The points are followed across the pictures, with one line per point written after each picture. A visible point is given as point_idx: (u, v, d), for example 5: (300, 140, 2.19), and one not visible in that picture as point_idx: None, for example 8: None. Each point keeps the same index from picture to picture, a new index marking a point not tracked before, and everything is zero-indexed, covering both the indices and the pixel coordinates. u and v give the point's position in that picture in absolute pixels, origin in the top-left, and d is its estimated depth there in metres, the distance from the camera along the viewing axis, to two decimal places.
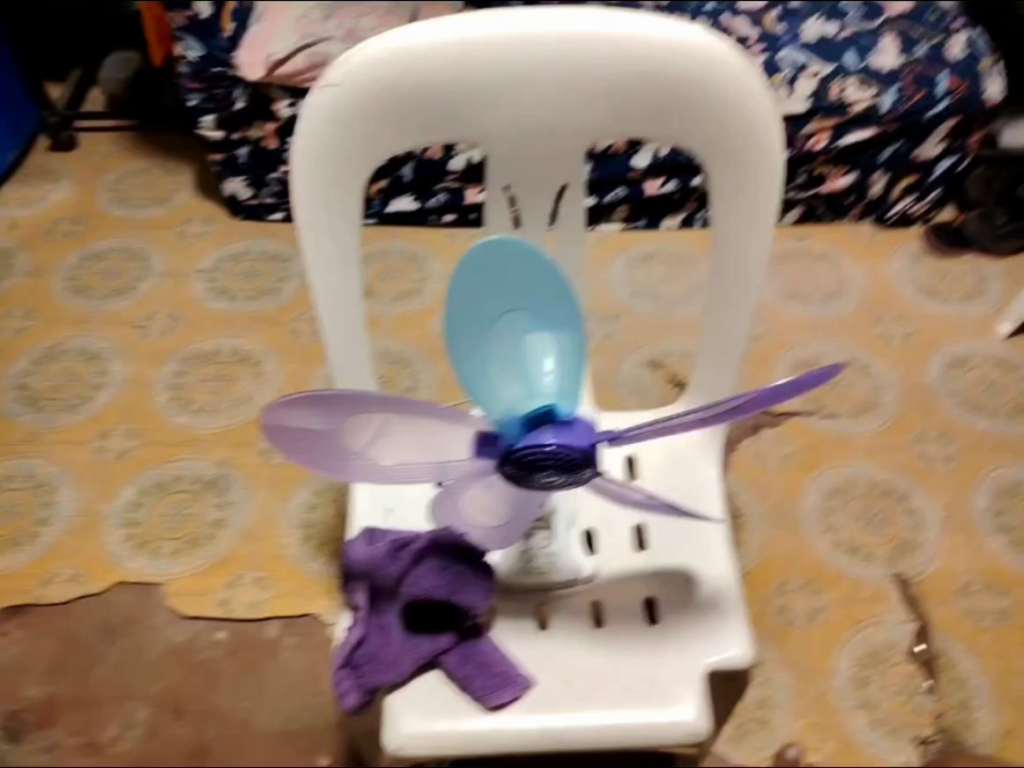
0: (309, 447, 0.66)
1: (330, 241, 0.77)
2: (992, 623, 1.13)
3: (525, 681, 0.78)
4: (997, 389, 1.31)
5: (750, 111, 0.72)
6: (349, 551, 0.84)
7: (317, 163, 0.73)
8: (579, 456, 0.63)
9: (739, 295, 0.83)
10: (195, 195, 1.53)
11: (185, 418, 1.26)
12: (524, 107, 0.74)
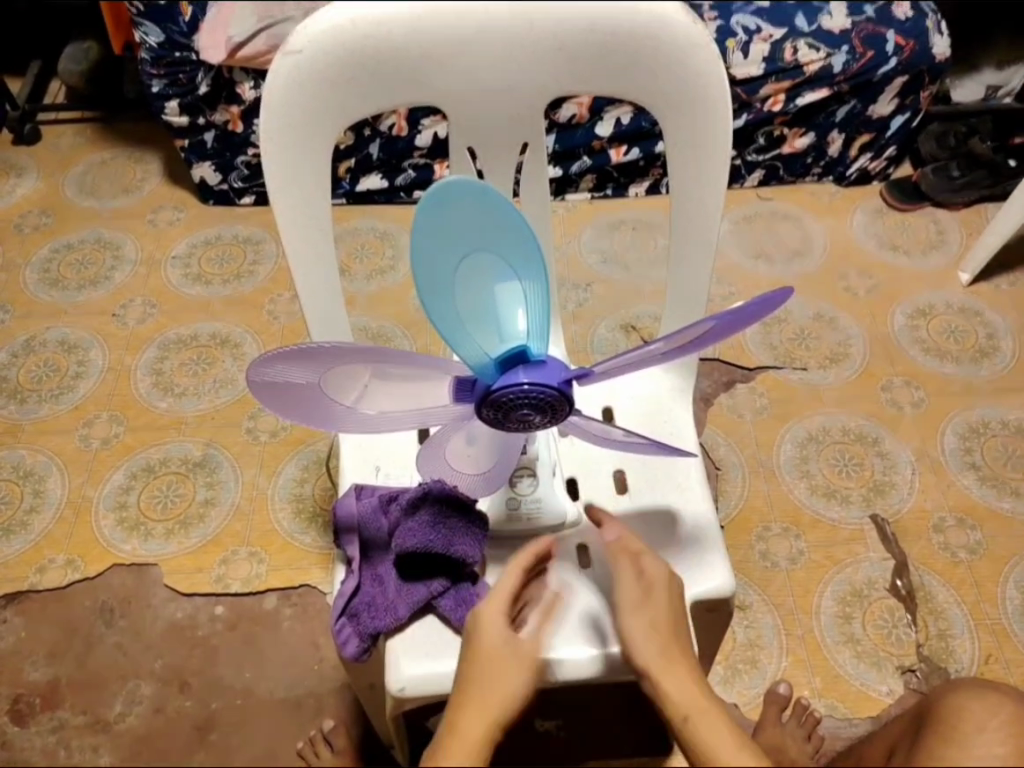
0: (291, 397, 0.67)
1: (294, 211, 0.71)
2: (966, 555, 1.18)
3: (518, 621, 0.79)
4: (959, 336, 1.37)
5: (702, 70, 0.66)
6: (338, 505, 0.84)
7: (279, 136, 0.67)
8: (551, 395, 0.63)
9: (697, 249, 0.78)
10: (164, 182, 1.57)
11: (168, 402, 1.32)
12: (478, 71, 0.68)
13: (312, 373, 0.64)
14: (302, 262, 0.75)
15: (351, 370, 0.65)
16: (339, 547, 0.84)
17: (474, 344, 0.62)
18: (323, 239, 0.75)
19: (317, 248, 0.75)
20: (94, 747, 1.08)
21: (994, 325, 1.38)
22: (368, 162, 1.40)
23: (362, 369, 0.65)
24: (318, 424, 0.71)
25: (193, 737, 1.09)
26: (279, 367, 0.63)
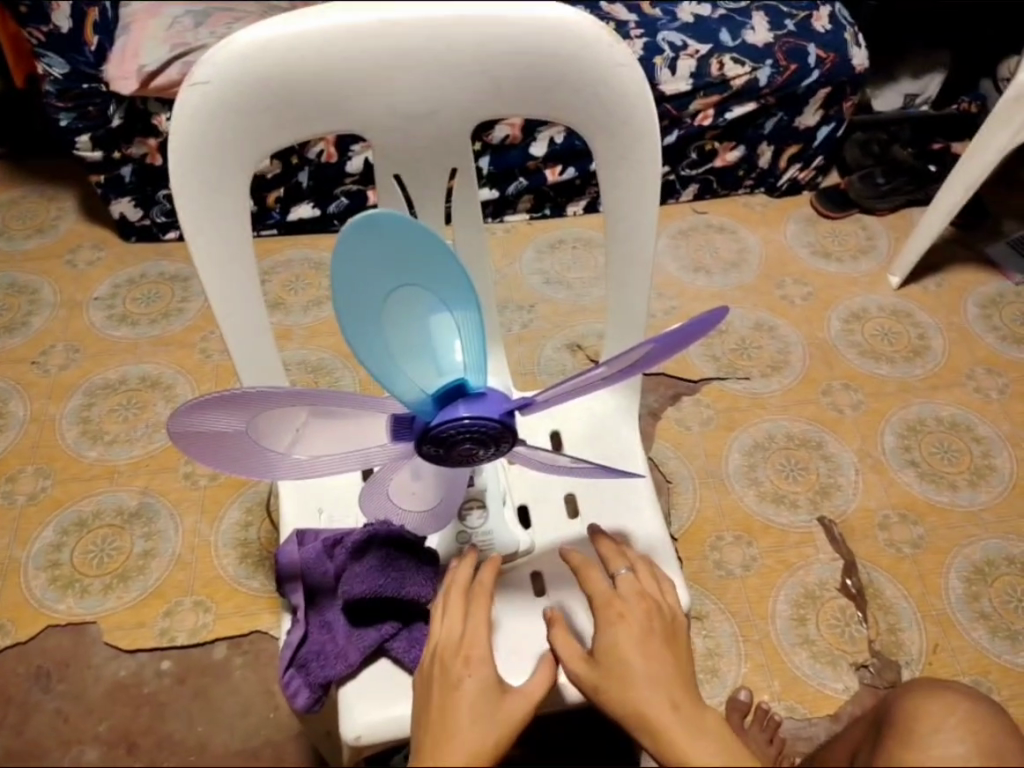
0: (220, 447, 0.63)
1: (213, 251, 0.69)
2: (911, 550, 1.21)
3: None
4: (891, 337, 1.41)
5: (623, 87, 0.66)
6: (280, 553, 0.81)
7: (192, 173, 0.64)
8: (492, 429, 0.61)
9: (632, 267, 0.77)
10: (83, 220, 1.50)
11: (98, 450, 1.26)
12: (399, 95, 0.66)
13: (242, 419, 0.61)
14: (225, 303, 0.72)
15: (284, 414, 0.62)
16: (284, 594, 0.81)
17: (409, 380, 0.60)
18: (247, 280, 0.72)
19: (240, 289, 0.72)
20: None
21: (924, 324, 1.42)
22: (298, 191, 1.37)
23: (296, 414, 0.63)
24: (251, 474, 0.67)
25: None
26: (205, 416, 0.60)
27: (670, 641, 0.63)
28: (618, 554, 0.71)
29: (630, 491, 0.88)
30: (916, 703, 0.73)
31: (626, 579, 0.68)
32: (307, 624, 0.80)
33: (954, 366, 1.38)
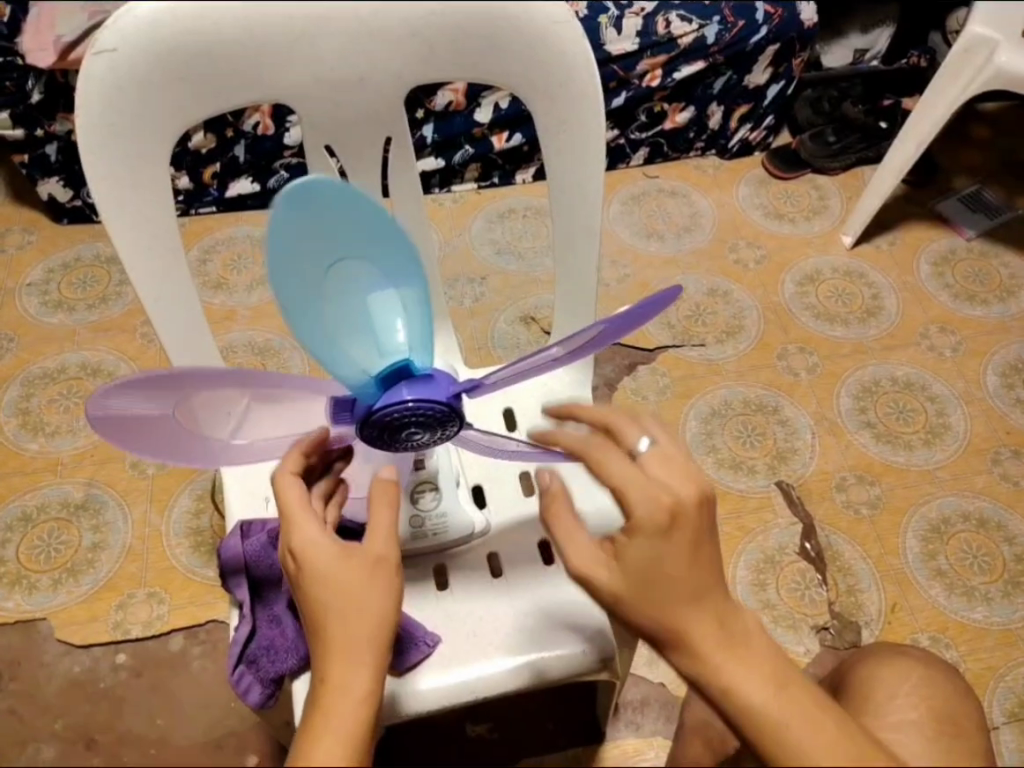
0: (147, 433, 0.57)
1: (132, 231, 0.65)
2: (867, 511, 1.22)
3: (430, 640, 0.77)
4: (846, 298, 1.40)
5: (563, 47, 0.63)
6: (222, 549, 0.79)
7: (104, 148, 0.60)
8: (440, 412, 0.59)
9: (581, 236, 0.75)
10: (10, 202, 1.43)
11: (39, 443, 1.22)
12: (325, 61, 0.63)
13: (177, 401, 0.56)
14: (149, 290, 0.68)
15: (225, 400, 0.58)
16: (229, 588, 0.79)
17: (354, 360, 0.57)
18: (173, 261, 0.68)
19: (167, 270, 0.68)
20: None
21: (878, 284, 1.42)
22: (235, 165, 1.32)
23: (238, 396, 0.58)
24: (179, 462, 0.61)
25: None
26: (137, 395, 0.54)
27: (702, 530, 0.54)
28: (633, 422, 0.58)
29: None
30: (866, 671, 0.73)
31: (654, 458, 0.55)
32: (255, 618, 0.78)
33: (908, 326, 1.38)
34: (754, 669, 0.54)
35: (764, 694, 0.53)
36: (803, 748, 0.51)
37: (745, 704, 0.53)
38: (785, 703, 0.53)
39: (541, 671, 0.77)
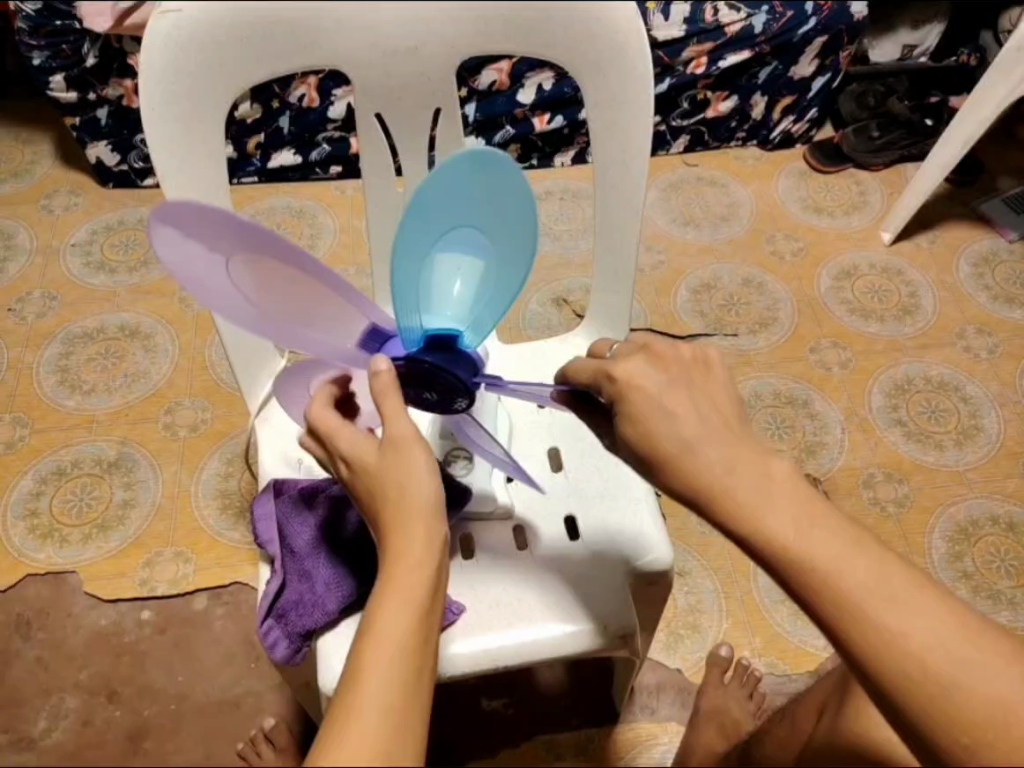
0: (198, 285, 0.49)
1: (186, 193, 0.65)
2: (897, 509, 1.21)
3: (455, 608, 0.77)
4: (883, 296, 1.39)
5: (614, 21, 0.63)
6: (256, 506, 0.80)
7: (166, 113, 0.61)
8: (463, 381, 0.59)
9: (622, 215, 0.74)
10: (58, 165, 1.46)
11: (76, 400, 1.25)
12: (381, 27, 0.63)
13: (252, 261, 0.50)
14: None
15: (291, 292, 0.53)
16: (259, 540, 0.79)
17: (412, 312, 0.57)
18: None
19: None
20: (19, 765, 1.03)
21: (915, 283, 1.40)
22: (279, 136, 1.34)
23: (304, 293, 0.54)
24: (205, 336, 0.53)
25: (126, 747, 1.04)
26: (220, 225, 0.47)
27: (716, 394, 0.55)
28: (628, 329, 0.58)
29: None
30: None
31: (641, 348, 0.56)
32: (284, 572, 0.78)
33: (944, 326, 1.37)
34: (792, 512, 0.50)
35: (804, 538, 0.50)
36: (851, 580, 0.49)
37: (792, 564, 0.50)
38: (820, 536, 0.50)
39: (564, 643, 0.77)
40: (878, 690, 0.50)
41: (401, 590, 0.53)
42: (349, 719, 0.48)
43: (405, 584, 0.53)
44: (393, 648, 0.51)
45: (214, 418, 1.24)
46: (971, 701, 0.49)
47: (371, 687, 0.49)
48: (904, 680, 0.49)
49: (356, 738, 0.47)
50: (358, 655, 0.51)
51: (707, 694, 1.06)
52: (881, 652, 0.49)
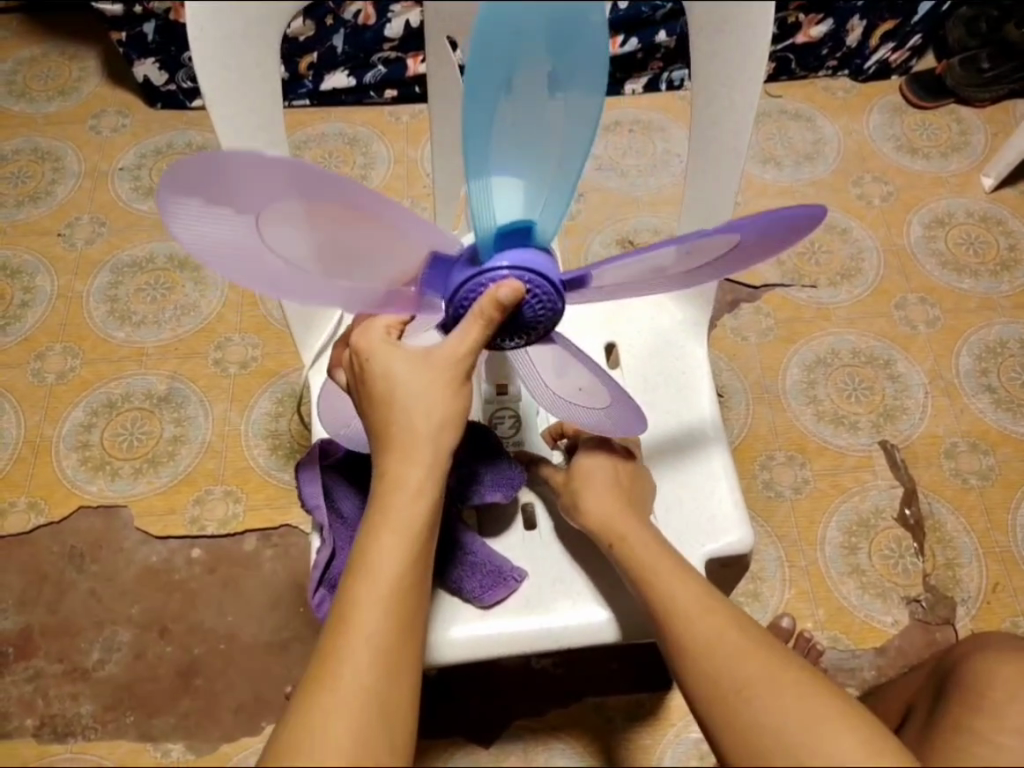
0: (231, 237, 0.50)
1: (238, 114, 0.58)
2: (978, 482, 1.14)
3: (517, 576, 0.73)
4: (978, 248, 1.28)
5: None
6: (302, 465, 0.76)
7: (214, 28, 0.54)
8: (548, 296, 0.56)
9: (720, 155, 0.65)
10: (106, 83, 1.40)
11: (126, 332, 1.22)
12: None
13: (300, 206, 0.49)
14: None
15: (343, 239, 0.52)
16: (306, 505, 0.74)
17: (480, 200, 0.53)
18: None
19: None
20: (73, 696, 1.04)
21: (1016, 234, 1.29)
22: (332, 57, 1.26)
23: (361, 241, 0.53)
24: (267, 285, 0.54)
25: (177, 684, 1.05)
26: (255, 173, 0.46)
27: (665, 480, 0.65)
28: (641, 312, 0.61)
29: (696, 428, 0.80)
30: (984, 666, 0.76)
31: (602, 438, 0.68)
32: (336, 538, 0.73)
33: None
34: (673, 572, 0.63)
35: (666, 584, 0.62)
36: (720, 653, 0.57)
37: (648, 592, 0.63)
38: (675, 585, 0.62)
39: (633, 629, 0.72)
40: (698, 709, 0.58)
41: (393, 525, 0.56)
42: (343, 662, 0.52)
43: (394, 521, 0.56)
44: (384, 593, 0.54)
45: (264, 356, 1.21)
46: (763, 729, 0.53)
47: (361, 630, 0.53)
48: (708, 703, 0.57)
49: (349, 687, 0.51)
50: (351, 589, 0.55)
51: None
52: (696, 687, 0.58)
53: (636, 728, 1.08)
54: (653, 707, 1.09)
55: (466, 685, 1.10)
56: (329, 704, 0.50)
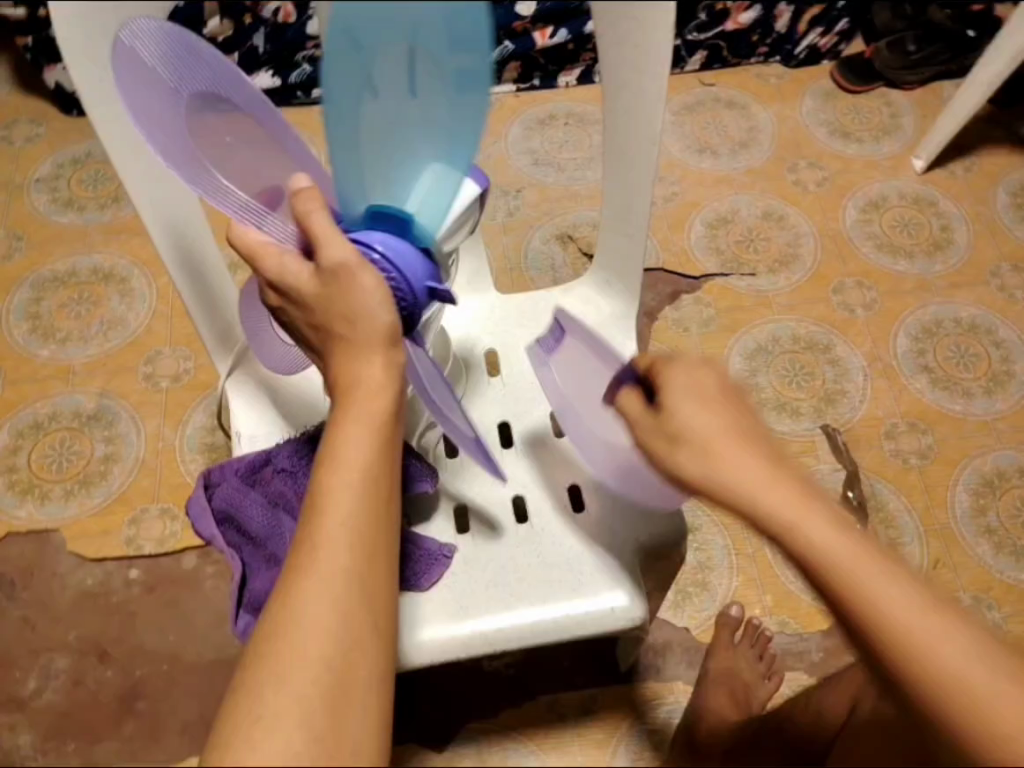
0: (143, 77, 0.47)
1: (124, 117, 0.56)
2: (918, 461, 1.14)
3: (447, 553, 0.73)
4: (912, 229, 1.29)
5: None
6: (192, 506, 0.76)
7: (86, 29, 0.51)
8: (403, 289, 0.54)
9: (633, 146, 0.65)
10: (19, 90, 1.34)
11: (51, 349, 1.18)
12: None
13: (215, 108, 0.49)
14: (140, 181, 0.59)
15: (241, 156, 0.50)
16: (205, 538, 0.76)
17: (349, 192, 0.52)
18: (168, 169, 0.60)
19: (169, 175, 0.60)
20: (11, 728, 1.01)
21: (949, 214, 1.30)
22: (254, 57, 1.24)
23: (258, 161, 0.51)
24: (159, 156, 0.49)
25: (118, 709, 1.02)
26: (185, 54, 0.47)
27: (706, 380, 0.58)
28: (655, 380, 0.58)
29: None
30: None
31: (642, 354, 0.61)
32: (247, 561, 0.74)
33: (978, 262, 1.27)
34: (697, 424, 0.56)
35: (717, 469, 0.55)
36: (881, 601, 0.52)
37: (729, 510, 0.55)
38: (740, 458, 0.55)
39: (573, 625, 0.71)
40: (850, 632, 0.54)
41: (341, 476, 0.50)
42: (311, 570, 0.47)
43: (360, 413, 0.52)
44: (360, 480, 0.50)
45: (197, 368, 1.17)
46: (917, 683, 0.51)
47: (336, 521, 0.49)
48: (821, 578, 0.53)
49: (325, 574, 0.47)
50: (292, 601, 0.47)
51: (716, 655, 1.06)
52: (771, 512, 0.54)
53: (590, 724, 1.08)
54: (605, 702, 1.09)
55: (419, 697, 1.09)
56: (302, 604, 0.46)
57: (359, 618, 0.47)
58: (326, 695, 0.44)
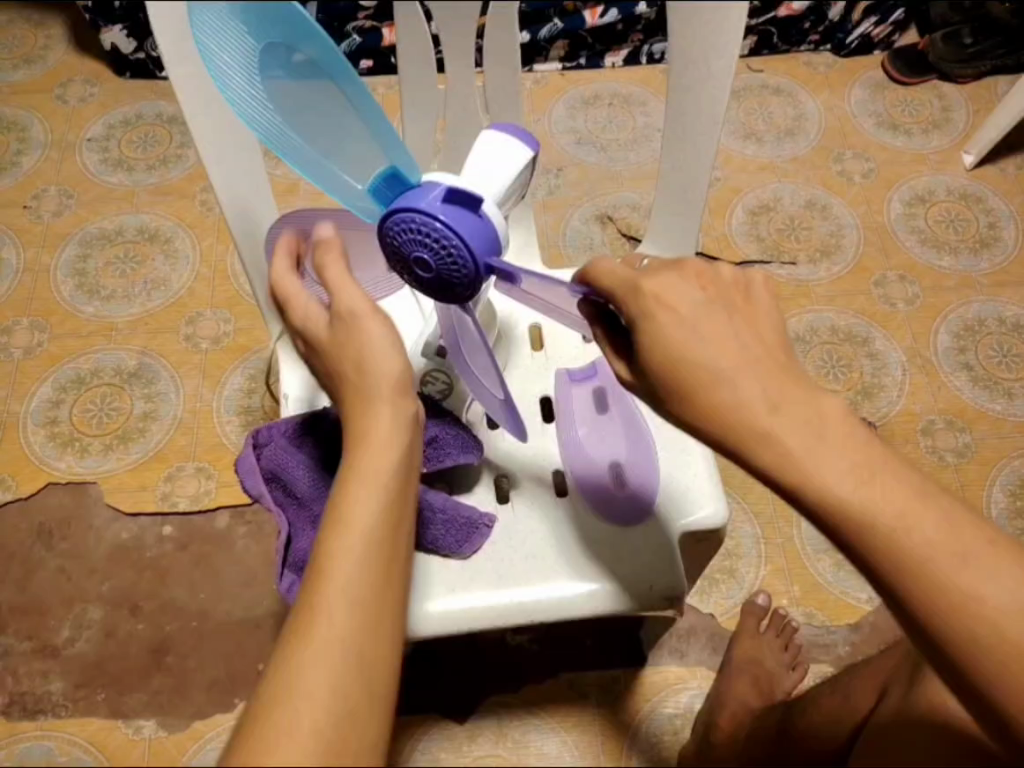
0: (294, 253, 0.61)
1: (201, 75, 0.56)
2: (954, 459, 1.13)
3: (487, 522, 0.72)
4: (958, 225, 1.27)
5: None
6: (238, 465, 0.73)
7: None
8: (463, 256, 0.53)
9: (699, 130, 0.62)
10: (72, 51, 1.36)
11: (95, 306, 1.20)
12: None
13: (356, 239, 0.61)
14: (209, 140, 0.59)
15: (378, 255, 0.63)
16: (250, 495, 0.73)
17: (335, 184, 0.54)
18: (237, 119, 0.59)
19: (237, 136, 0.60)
20: (43, 674, 1.03)
21: (997, 212, 1.28)
22: None
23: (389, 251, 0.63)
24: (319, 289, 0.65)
25: (148, 662, 1.04)
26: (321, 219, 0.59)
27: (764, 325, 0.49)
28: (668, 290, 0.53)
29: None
30: None
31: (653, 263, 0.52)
32: (292, 522, 0.73)
33: None
34: (746, 367, 0.48)
35: (766, 421, 0.47)
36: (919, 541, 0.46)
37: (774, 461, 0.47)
38: (786, 428, 0.46)
39: (609, 603, 0.70)
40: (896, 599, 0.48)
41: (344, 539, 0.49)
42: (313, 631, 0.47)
43: (369, 472, 0.51)
44: (364, 542, 0.49)
45: (237, 332, 1.18)
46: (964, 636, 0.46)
47: (338, 586, 0.48)
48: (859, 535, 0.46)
49: (325, 640, 0.46)
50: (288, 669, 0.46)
51: (741, 643, 1.04)
52: (820, 477, 0.46)
53: (611, 705, 1.08)
54: (627, 684, 1.09)
55: (444, 671, 1.09)
56: (304, 669, 0.45)
57: (358, 689, 0.46)
58: (327, 758, 0.44)
